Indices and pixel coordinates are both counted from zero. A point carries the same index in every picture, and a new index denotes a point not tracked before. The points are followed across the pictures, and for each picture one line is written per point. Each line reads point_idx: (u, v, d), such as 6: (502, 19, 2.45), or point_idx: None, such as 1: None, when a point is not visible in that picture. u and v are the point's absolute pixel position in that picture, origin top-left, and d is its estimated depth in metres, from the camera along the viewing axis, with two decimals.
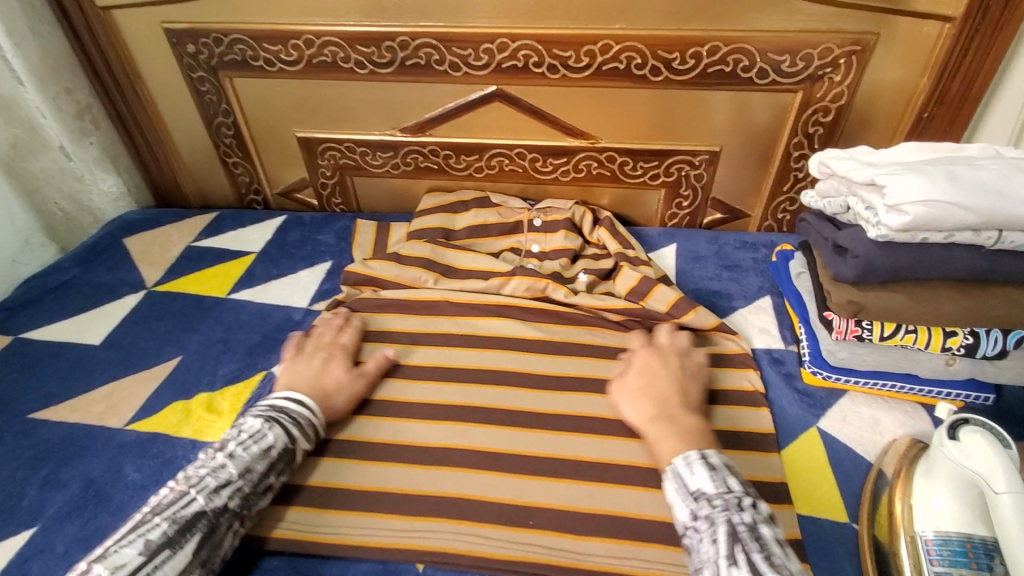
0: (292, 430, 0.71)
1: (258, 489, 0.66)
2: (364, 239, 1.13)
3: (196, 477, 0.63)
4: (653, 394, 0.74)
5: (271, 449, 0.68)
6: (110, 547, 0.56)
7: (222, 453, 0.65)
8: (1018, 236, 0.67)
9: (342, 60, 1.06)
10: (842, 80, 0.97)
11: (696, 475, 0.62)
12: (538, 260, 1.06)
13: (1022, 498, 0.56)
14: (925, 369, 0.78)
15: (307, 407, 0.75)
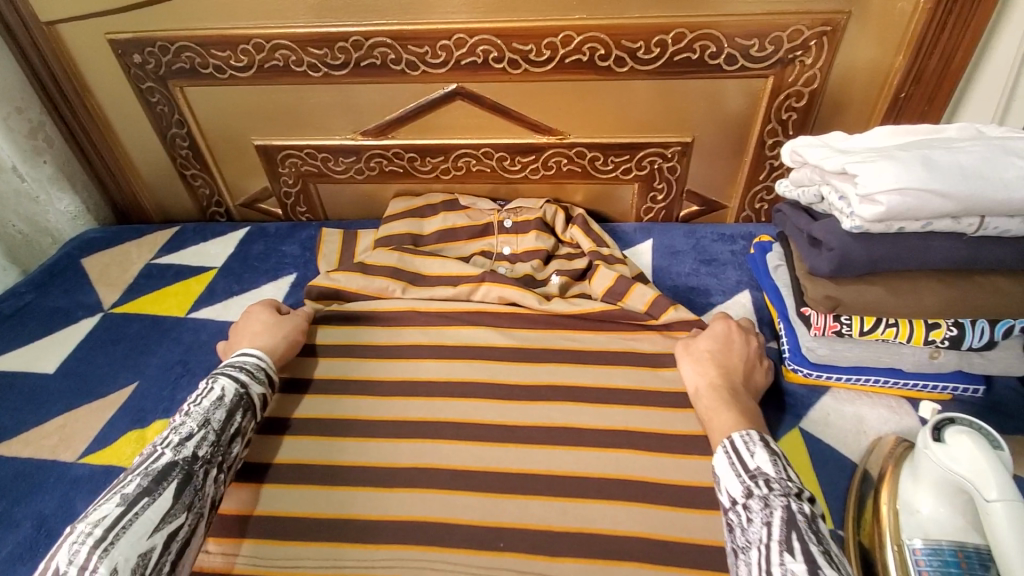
0: (243, 378, 0.74)
1: (224, 435, 0.68)
2: (330, 250, 1.08)
3: (161, 437, 0.65)
4: (716, 360, 0.76)
5: (225, 395, 0.71)
6: (92, 508, 0.57)
7: (180, 414, 0.68)
8: (1001, 222, 0.63)
9: (295, 64, 1.01)
10: (814, 63, 0.93)
11: (756, 456, 0.62)
12: (509, 263, 1.02)
13: (1015, 506, 0.52)
14: (908, 363, 0.74)
15: (250, 354, 0.79)
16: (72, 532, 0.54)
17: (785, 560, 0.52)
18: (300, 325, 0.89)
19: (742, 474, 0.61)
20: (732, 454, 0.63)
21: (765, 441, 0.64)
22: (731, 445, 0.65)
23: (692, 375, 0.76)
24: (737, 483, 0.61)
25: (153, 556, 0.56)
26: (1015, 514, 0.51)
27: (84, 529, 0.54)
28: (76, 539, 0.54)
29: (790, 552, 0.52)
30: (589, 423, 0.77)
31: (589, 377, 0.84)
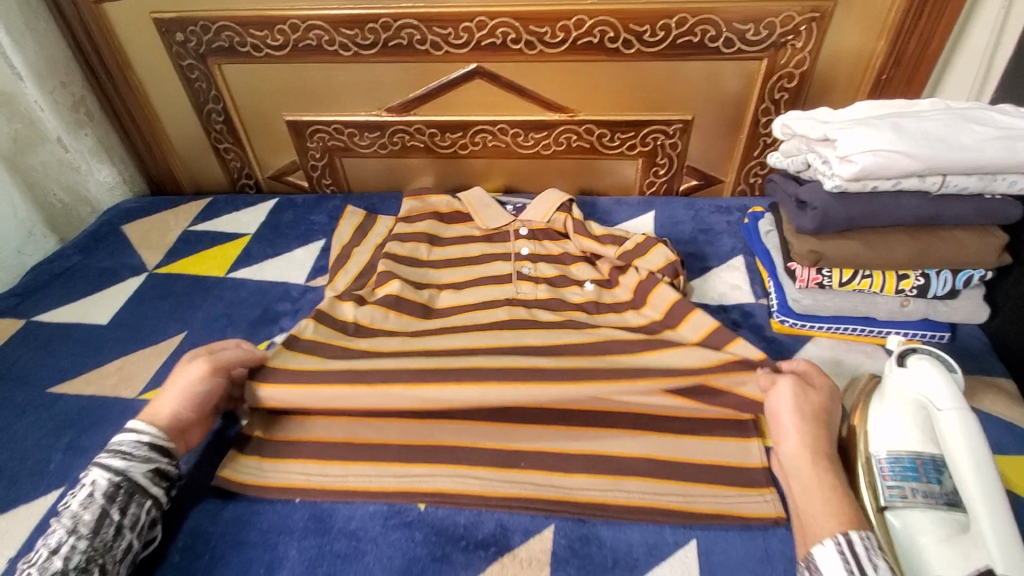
0: (117, 465, 0.66)
1: (104, 532, 0.62)
2: (359, 257, 1.07)
3: (33, 554, 0.60)
4: (816, 427, 0.68)
5: (96, 492, 0.64)
6: None
7: (54, 521, 0.63)
8: (960, 179, 0.73)
9: (327, 43, 1.10)
10: (804, 46, 1.02)
11: (878, 571, 0.56)
12: (531, 262, 1.03)
13: (964, 412, 0.62)
14: (882, 311, 0.84)
15: (128, 431, 0.69)
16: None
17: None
18: (200, 373, 0.75)
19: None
20: (849, 559, 0.57)
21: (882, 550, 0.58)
22: (847, 544, 0.58)
23: (791, 441, 0.67)
24: None
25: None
26: (964, 418, 0.61)
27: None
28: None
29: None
30: None
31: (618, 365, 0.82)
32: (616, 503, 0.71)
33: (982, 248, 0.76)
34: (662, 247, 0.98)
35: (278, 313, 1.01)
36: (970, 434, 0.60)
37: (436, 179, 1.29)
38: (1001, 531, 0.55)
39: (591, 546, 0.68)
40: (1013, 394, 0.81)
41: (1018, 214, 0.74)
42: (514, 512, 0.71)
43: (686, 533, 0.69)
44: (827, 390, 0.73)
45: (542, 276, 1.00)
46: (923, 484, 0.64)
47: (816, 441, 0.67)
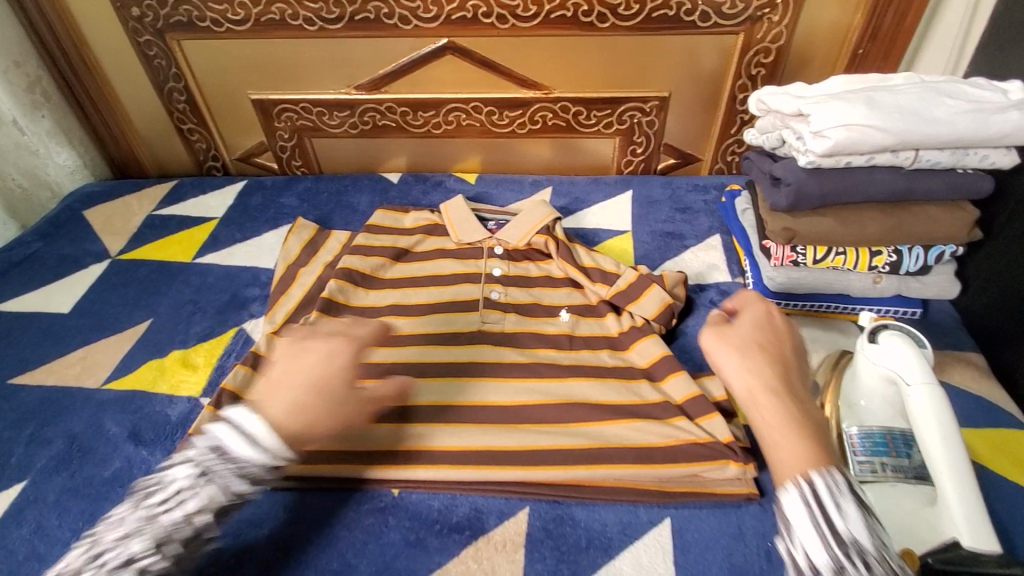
0: (245, 490, 0.56)
1: (192, 549, 0.54)
2: (304, 279, 0.99)
3: (95, 550, 0.51)
4: (750, 359, 0.58)
5: (202, 511, 0.53)
6: None
7: (129, 518, 0.53)
8: (933, 154, 0.73)
9: (291, 17, 1.06)
10: (780, 20, 1.00)
11: (848, 517, 0.47)
12: (502, 286, 0.95)
13: (932, 388, 0.62)
14: (856, 288, 0.83)
15: (258, 449, 0.57)
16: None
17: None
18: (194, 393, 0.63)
19: (829, 540, 0.47)
20: (814, 508, 0.48)
21: (851, 489, 0.49)
22: (810, 491, 0.49)
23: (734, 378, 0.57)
24: (823, 550, 0.47)
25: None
26: (932, 394, 0.62)
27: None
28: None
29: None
30: (575, 346, 0.86)
31: (593, 385, 0.79)
32: (591, 485, 0.70)
33: (954, 223, 0.76)
34: (657, 288, 0.89)
35: (247, 299, 0.99)
36: (938, 408, 0.61)
37: (410, 159, 1.25)
38: (968, 502, 0.56)
39: (565, 527, 0.68)
40: (979, 367, 0.82)
41: (989, 188, 0.74)
42: (489, 496, 0.71)
43: (660, 512, 0.69)
44: (754, 314, 0.63)
45: (511, 303, 0.92)
46: (892, 458, 0.65)
47: (751, 374, 0.57)
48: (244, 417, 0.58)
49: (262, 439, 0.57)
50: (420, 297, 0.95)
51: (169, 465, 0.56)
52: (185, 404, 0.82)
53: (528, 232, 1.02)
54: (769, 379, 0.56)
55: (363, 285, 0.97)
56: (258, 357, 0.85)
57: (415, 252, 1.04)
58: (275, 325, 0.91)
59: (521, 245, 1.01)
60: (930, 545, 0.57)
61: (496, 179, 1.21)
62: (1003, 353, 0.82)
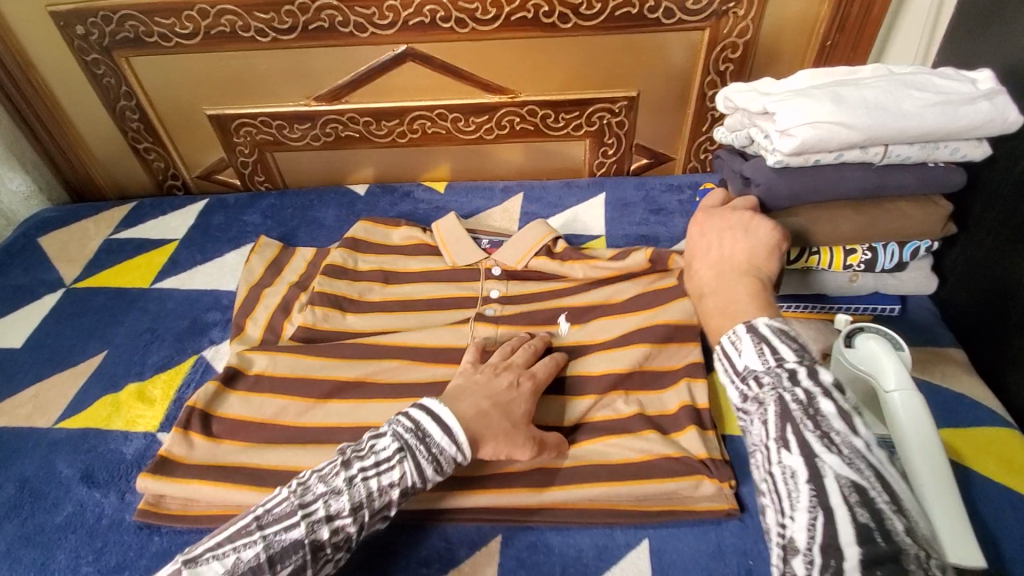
0: (428, 473, 0.61)
1: (376, 517, 0.60)
2: (269, 300, 0.96)
3: (307, 499, 0.58)
4: (728, 266, 0.65)
5: (394, 486, 0.60)
6: (205, 552, 0.55)
7: (341, 476, 0.60)
8: (903, 149, 0.70)
9: (242, 29, 1.02)
10: (746, 14, 0.98)
11: (741, 352, 0.55)
12: (497, 303, 0.91)
13: (909, 395, 0.60)
14: (832, 288, 0.81)
15: (453, 441, 0.62)
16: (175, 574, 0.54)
17: (782, 456, 0.49)
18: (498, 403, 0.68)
19: (733, 379, 0.56)
20: (722, 358, 0.58)
21: (751, 329, 0.56)
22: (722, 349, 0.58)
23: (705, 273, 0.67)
24: (732, 389, 0.56)
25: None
26: (909, 400, 0.60)
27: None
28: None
29: (786, 448, 0.49)
30: None
31: (564, 403, 0.76)
32: (565, 508, 0.68)
33: (928, 218, 0.74)
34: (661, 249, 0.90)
35: (208, 324, 0.96)
36: (914, 413, 0.59)
37: (377, 170, 1.22)
38: (949, 512, 0.54)
39: (539, 555, 0.66)
40: (962, 364, 0.80)
41: (961, 181, 0.72)
42: (461, 526, 0.68)
43: (637, 533, 0.67)
44: (771, 229, 0.66)
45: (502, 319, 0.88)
46: None
47: (714, 275, 0.66)
48: (438, 410, 0.64)
49: (460, 433, 0.63)
50: (388, 315, 0.92)
51: (385, 431, 0.63)
52: (140, 441, 0.79)
53: (525, 255, 0.96)
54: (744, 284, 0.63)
55: (343, 309, 0.93)
56: (230, 371, 0.83)
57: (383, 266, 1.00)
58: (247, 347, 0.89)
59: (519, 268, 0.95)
60: None
61: (466, 186, 1.18)
62: (984, 347, 0.81)
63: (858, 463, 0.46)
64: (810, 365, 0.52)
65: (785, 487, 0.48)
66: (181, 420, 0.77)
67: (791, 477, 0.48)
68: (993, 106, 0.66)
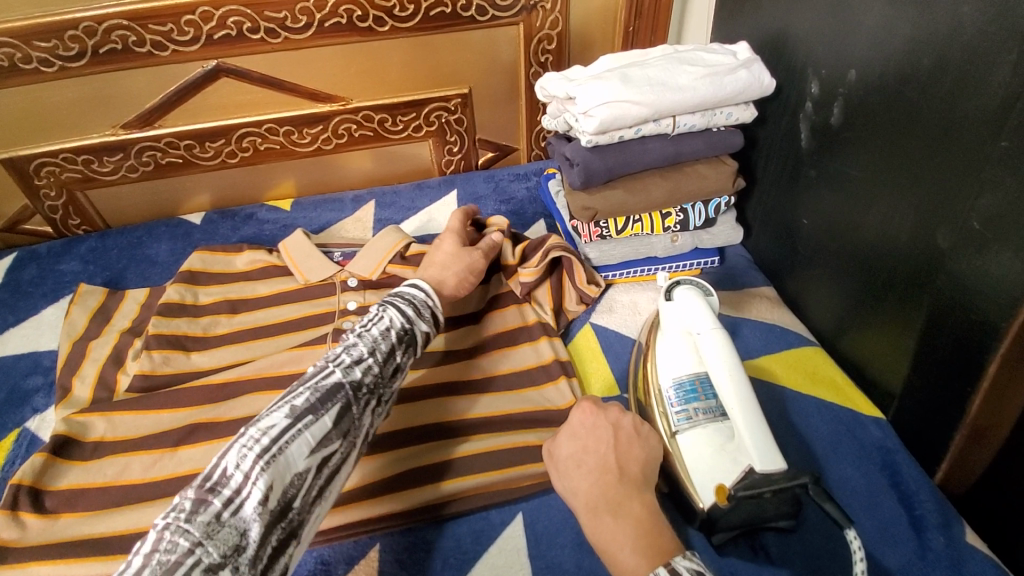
0: (419, 319, 0.68)
1: (389, 370, 0.63)
2: (97, 352, 0.86)
3: (332, 354, 0.61)
4: (623, 471, 0.60)
5: (392, 331, 0.65)
6: (262, 414, 0.54)
7: (351, 334, 0.63)
8: (689, 118, 0.79)
9: (19, 60, 0.91)
10: (553, 7, 1.04)
11: None
12: (356, 315, 0.89)
13: (724, 329, 0.69)
14: (659, 250, 0.91)
15: (425, 293, 0.71)
16: (241, 436, 0.52)
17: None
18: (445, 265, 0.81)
19: None
20: None
21: None
22: None
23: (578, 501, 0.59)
24: None
25: (307, 477, 0.53)
26: (722, 335, 0.69)
27: (253, 435, 0.51)
28: (243, 445, 0.51)
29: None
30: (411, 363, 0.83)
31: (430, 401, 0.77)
32: (441, 502, 0.69)
33: (721, 176, 0.84)
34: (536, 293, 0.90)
35: (28, 392, 0.84)
36: (723, 348, 0.68)
37: (214, 195, 1.14)
38: (759, 432, 0.62)
39: (419, 553, 0.66)
40: (771, 299, 0.93)
41: (739, 141, 0.83)
42: (336, 546, 0.67)
43: (512, 509, 0.69)
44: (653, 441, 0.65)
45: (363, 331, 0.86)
46: (703, 402, 0.70)
47: (607, 485, 0.59)
48: (409, 282, 0.73)
49: (426, 286, 0.73)
50: (239, 346, 0.87)
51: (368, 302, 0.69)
52: None
53: (380, 262, 0.94)
54: (634, 500, 0.58)
55: (187, 348, 0.86)
56: (58, 439, 0.73)
57: (228, 294, 0.94)
58: (76, 410, 0.79)
59: (376, 276, 0.93)
60: (735, 479, 0.62)
61: (314, 201, 1.14)
62: (787, 282, 0.93)
63: None
64: None
65: None
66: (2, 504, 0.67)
67: None
68: (750, 73, 0.77)
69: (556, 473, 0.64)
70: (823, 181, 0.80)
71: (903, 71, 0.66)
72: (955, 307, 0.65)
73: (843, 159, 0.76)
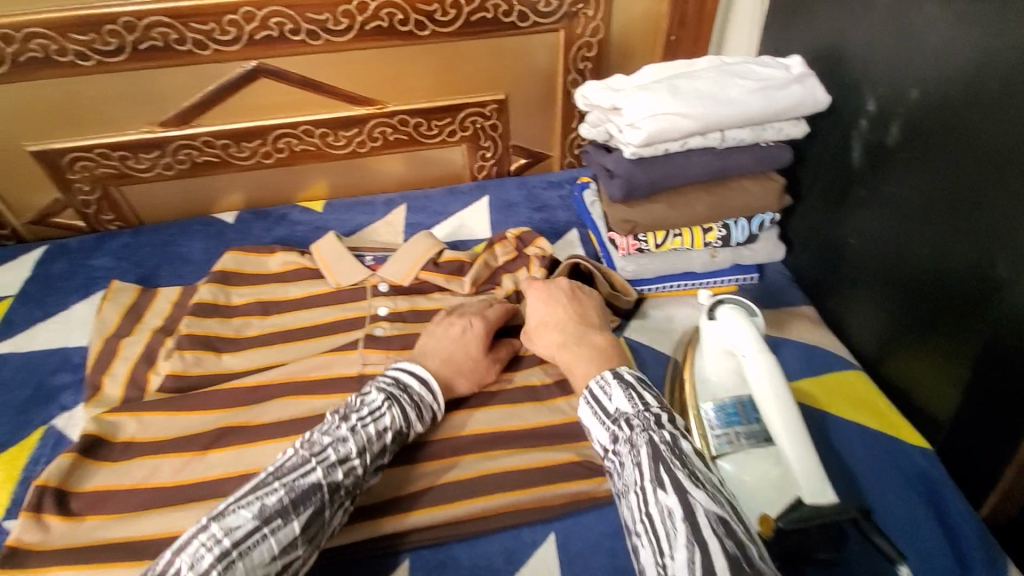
0: (410, 418, 0.67)
1: (371, 469, 0.63)
2: (128, 351, 0.86)
3: (317, 447, 0.60)
4: (583, 323, 0.76)
5: (387, 431, 0.64)
6: (230, 505, 0.54)
7: (344, 425, 0.62)
8: (738, 133, 0.77)
9: (58, 53, 0.91)
10: (596, 14, 1.02)
11: (613, 398, 0.63)
12: (388, 322, 0.88)
13: (767, 354, 0.67)
14: (698, 265, 0.89)
15: (428, 389, 0.70)
16: (201, 530, 0.52)
17: (659, 497, 0.53)
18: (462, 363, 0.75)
19: (604, 421, 0.63)
20: (594, 406, 0.64)
21: (620, 380, 0.65)
22: (591, 396, 0.66)
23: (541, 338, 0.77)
24: (602, 430, 0.63)
25: None
26: (766, 360, 0.66)
27: (214, 533, 0.51)
28: (203, 544, 0.51)
29: (662, 488, 0.53)
30: None
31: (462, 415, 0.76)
32: (473, 519, 0.67)
33: (766, 193, 0.82)
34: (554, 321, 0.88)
35: (57, 388, 0.85)
36: (770, 374, 0.65)
37: (247, 195, 1.14)
38: (805, 462, 0.60)
39: (449, 571, 0.65)
40: (812, 319, 0.90)
41: (788, 157, 0.80)
42: (366, 560, 0.65)
43: (543, 529, 0.68)
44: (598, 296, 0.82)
45: (394, 338, 0.85)
46: (744, 426, 0.67)
47: (570, 329, 0.74)
48: (409, 365, 0.72)
49: (433, 381, 0.71)
50: (269, 349, 0.86)
51: (368, 385, 0.67)
52: None
53: (412, 268, 0.93)
54: (597, 339, 0.73)
55: (217, 350, 0.86)
56: (88, 438, 0.73)
57: (259, 296, 0.93)
58: (106, 409, 0.79)
59: (408, 282, 0.93)
60: (779, 507, 0.61)
61: (346, 203, 1.14)
62: (828, 301, 0.91)
63: (711, 488, 0.53)
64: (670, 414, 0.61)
65: (663, 525, 0.51)
66: (30, 503, 0.67)
67: (669, 515, 0.51)
68: (804, 88, 0.75)
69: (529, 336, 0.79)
70: (873, 202, 0.78)
71: (966, 92, 0.63)
72: (1008, 339, 0.63)
73: (896, 180, 0.74)
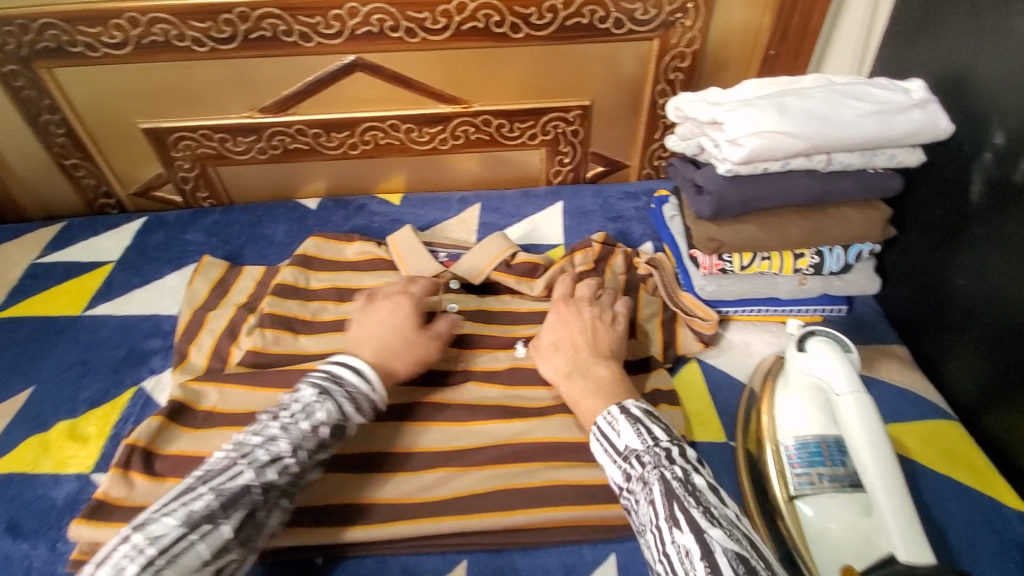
0: (349, 410, 0.63)
1: (307, 465, 0.60)
2: (214, 324, 0.90)
3: (245, 450, 0.58)
4: (593, 354, 0.71)
5: (323, 425, 0.61)
6: (153, 514, 0.53)
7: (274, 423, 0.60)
8: (845, 156, 0.74)
9: (176, 38, 0.97)
10: (693, 25, 1.00)
11: (622, 434, 0.60)
12: None
13: (859, 395, 0.62)
14: (784, 291, 0.85)
15: (364, 379, 0.65)
16: (125, 541, 0.50)
17: (674, 536, 0.51)
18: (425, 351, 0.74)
19: (615, 459, 0.60)
20: (603, 441, 0.61)
21: (626, 412, 0.62)
22: (600, 431, 0.62)
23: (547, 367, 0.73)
24: (615, 468, 0.59)
25: None
26: (861, 402, 0.62)
27: (137, 543, 0.50)
28: (127, 554, 0.49)
29: (676, 526, 0.52)
30: (515, 380, 0.80)
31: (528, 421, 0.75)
32: (533, 529, 0.67)
33: (868, 222, 0.78)
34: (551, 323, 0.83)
35: (147, 353, 0.90)
36: (864, 418, 0.61)
37: (330, 183, 1.18)
38: (899, 516, 0.55)
39: None
40: (904, 361, 0.84)
41: (897, 185, 0.76)
42: (426, 556, 0.66)
43: (604, 549, 0.66)
44: (619, 326, 0.76)
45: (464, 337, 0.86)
46: (828, 467, 0.64)
47: (577, 360, 0.71)
48: (347, 358, 0.68)
49: (370, 371, 0.66)
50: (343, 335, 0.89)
51: (300, 384, 0.64)
52: (73, 484, 0.74)
53: (485, 268, 0.93)
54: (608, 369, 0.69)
55: (294, 331, 0.89)
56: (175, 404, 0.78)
57: (337, 283, 0.96)
58: (191, 378, 0.83)
59: (479, 282, 0.93)
60: (867, 563, 0.56)
61: (422, 198, 1.16)
62: (922, 343, 0.85)
63: (731, 529, 0.52)
64: (680, 445, 0.58)
65: (682, 565, 0.50)
66: (120, 460, 0.72)
67: (687, 555, 0.50)
68: (925, 114, 0.70)
69: (539, 357, 0.75)
70: (990, 244, 0.72)
71: None
72: None
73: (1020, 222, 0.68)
